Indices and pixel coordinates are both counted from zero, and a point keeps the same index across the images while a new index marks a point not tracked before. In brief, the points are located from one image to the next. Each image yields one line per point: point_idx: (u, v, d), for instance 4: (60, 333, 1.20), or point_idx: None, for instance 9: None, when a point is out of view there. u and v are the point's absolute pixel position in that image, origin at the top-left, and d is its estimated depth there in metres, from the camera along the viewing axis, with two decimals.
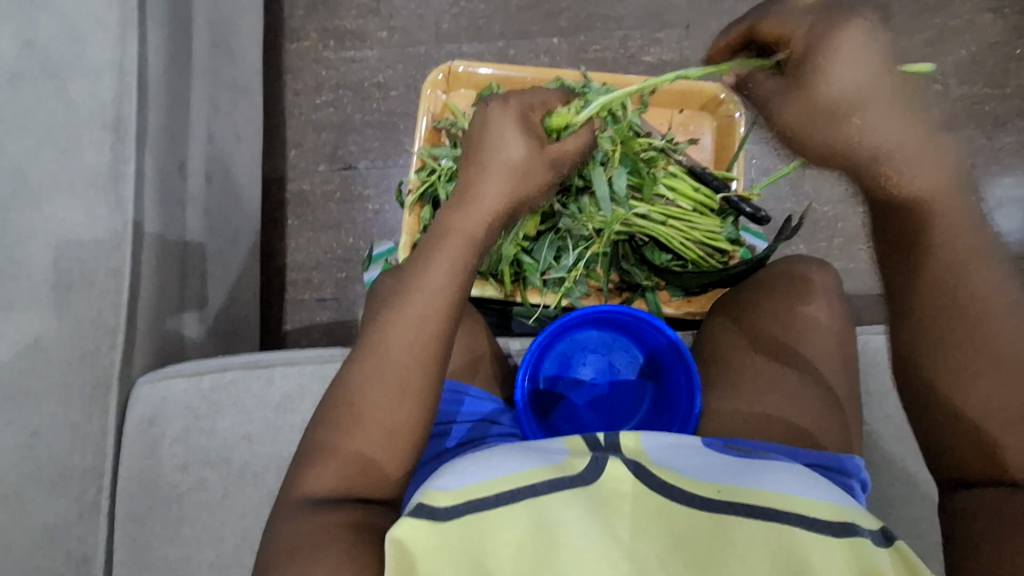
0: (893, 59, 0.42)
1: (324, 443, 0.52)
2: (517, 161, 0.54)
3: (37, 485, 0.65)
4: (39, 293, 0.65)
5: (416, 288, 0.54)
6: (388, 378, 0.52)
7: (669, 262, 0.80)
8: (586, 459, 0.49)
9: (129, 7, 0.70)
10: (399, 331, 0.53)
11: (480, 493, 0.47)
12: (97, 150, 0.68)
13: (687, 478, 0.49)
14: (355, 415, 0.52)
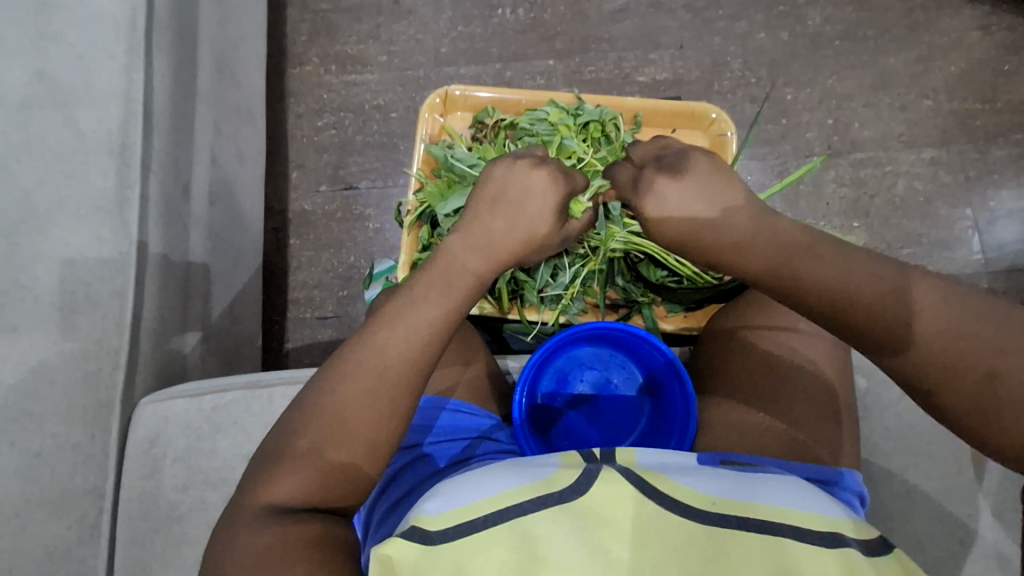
0: (697, 188, 0.53)
1: (295, 459, 0.51)
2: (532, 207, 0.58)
3: (38, 507, 0.65)
4: (43, 315, 0.66)
5: (420, 317, 0.54)
6: (380, 406, 0.52)
7: (664, 279, 0.79)
8: (572, 475, 0.49)
9: (137, 37, 0.73)
10: (398, 357, 0.53)
11: (469, 515, 0.47)
12: (103, 175, 0.70)
13: (682, 489, 0.49)
14: (333, 435, 0.51)
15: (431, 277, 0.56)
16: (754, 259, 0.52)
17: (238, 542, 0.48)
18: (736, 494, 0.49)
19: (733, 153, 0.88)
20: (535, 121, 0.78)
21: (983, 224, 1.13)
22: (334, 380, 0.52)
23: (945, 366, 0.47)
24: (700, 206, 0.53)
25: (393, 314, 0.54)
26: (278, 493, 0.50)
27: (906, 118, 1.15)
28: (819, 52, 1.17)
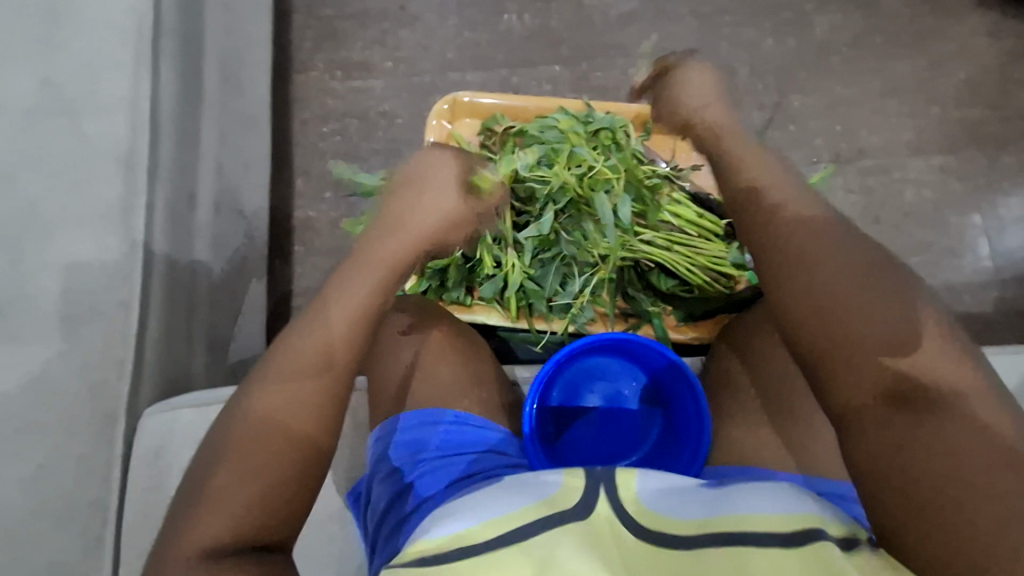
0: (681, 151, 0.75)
1: (258, 425, 0.52)
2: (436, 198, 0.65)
3: (42, 520, 0.64)
4: (49, 325, 0.66)
5: (367, 286, 0.59)
6: (334, 369, 0.56)
7: (674, 288, 0.81)
8: (578, 493, 0.47)
9: (143, 45, 0.72)
10: (347, 325, 0.57)
11: (468, 539, 0.45)
12: (109, 184, 0.69)
13: (669, 513, 0.47)
14: (292, 401, 0.54)
15: (374, 248, 0.61)
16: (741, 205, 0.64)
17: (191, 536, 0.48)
18: (724, 510, 0.47)
19: None
20: (544, 129, 0.77)
21: (993, 231, 1.12)
22: (292, 350, 0.56)
23: (868, 365, 0.51)
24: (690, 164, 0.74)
25: (344, 285, 0.59)
26: (243, 463, 0.51)
27: (914, 125, 1.14)
28: (826, 58, 1.16)
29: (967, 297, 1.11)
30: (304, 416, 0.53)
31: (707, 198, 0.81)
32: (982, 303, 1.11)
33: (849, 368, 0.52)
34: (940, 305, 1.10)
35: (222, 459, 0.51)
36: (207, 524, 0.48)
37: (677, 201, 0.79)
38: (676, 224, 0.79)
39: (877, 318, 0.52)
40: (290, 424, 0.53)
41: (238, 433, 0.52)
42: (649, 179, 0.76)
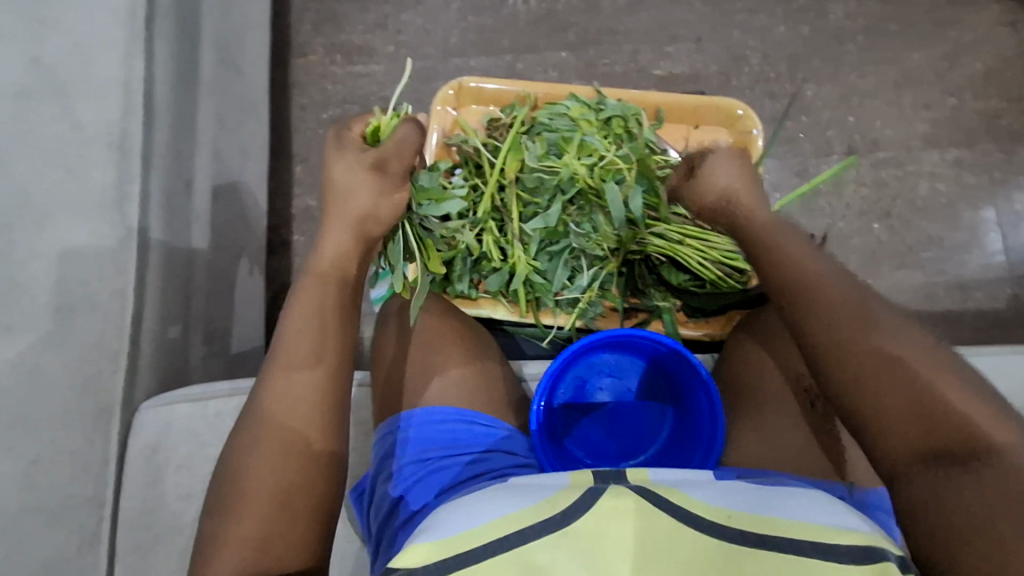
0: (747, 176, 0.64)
1: (246, 454, 0.55)
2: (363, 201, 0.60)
3: (36, 517, 0.62)
4: (42, 316, 0.63)
5: (323, 295, 0.59)
6: (302, 379, 0.56)
7: (686, 283, 0.78)
8: (577, 496, 0.46)
9: (137, 25, 0.69)
10: (313, 337, 0.58)
11: (462, 544, 0.44)
12: (102, 169, 0.67)
13: (697, 502, 0.46)
14: (274, 422, 0.55)
15: (320, 257, 0.61)
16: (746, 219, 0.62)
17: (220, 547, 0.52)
18: (761, 511, 0.47)
19: (756, 153, 0.85)
20: (554, 116, 0.74)
21: (1007, 226, 1.10)
22: (263, 374, 0.57)
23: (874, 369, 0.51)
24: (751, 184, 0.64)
25: (299, 300, 0.59)
26: (241, 494, 0.53)
27: (929, 117, 1.12)
28: (841, 47, 1.13)
29: (980, 294, 1.09)
30: (289, 431, 0.55)
31: None
32: (995, 299, 1.09)
33: (888, 409, 0.50)
34: (952, 302, 1.08)
35: (222, 500, 0.54)
36: (220, 559, 0.51)
37: None
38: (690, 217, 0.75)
39: (882, 341, 0.52)
40: (278, 439, 0.55)
41: (231, 465, 0.55)
42: (662, 169, 0.74)
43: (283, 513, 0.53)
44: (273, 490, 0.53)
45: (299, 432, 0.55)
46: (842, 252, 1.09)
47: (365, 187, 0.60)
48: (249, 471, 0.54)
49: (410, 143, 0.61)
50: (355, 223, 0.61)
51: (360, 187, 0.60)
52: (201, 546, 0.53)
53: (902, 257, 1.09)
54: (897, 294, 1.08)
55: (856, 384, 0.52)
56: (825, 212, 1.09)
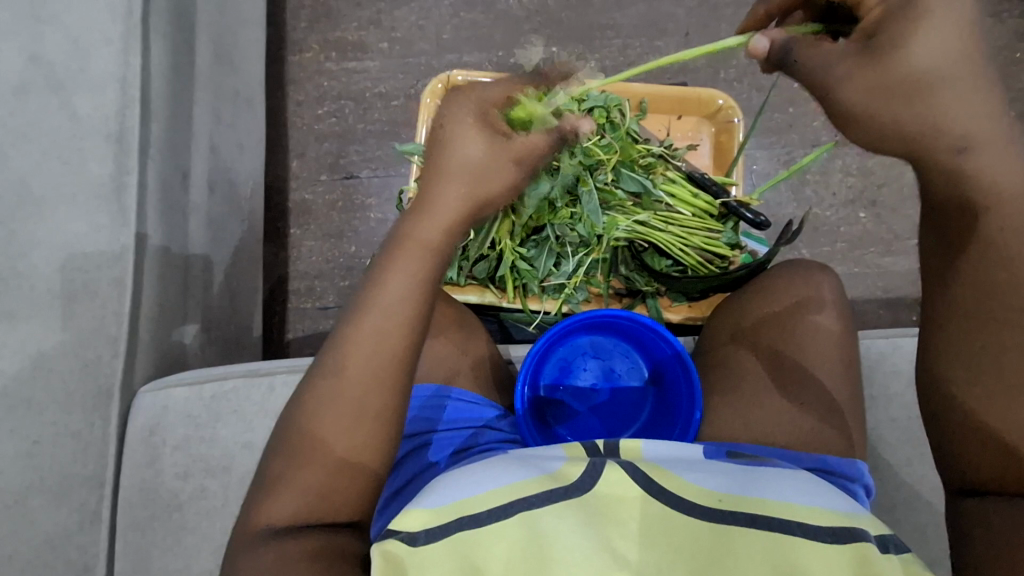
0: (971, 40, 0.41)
1: (322, 404, 0.52)
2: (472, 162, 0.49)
3: (39, 495, 0.65)
4: (43, 301, 0.66)
5: (418, 266, 0.51)
6: (384, 348, 0.51)
7: (668, 268, 0.80)
8: (581, 470, 0.48)
9: (133, 21, 0.71)
10: (404, 308, 0.51)
11: (465, 509, 0.46)
12: (100, 161, 0.69)
13: (688, 484, 0.48)
14: (351, 384, 0.51)
15: (420, 223, 0.51)
16: (967, 120, 0.42)
17: (278, 494, 0.51)
18: (747, 493, 0.48)
19: (738, 142, 0.86)
20: None
21: None
22: (343, 326, 0.53)
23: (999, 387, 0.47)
24: (974, 95, 0.41)
25: (394, 263, 0.51)
26: (312, 443, 0.51)
27: None
28: None
29: None
30: (365, 395, 0.51)
31: (703, 176, 0.80)
32: None
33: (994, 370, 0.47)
34: None
35: (290, 444, 0.52)
36: (281, 502, 0.50)
37: (673, 180, 0.79)
38: (672, 203, 0.78)
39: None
40: (354, 399, 0.51)
41: (305, 413, 0.52)
42: (644, 158, 0.76)
43: (348, 472, 0.51)
44: (343, 451, 0.51)
45: (368, 404, 0.51)
46: (829, 241, 1.10)
47: (501, 178, 0.50)
48: (322, 423, 0.51)
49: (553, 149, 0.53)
50: (464, 189, 0.50)
51: (495, 175, 0.50)
52: (259, 485, 0.53)
53: (888, 245, 1.11)
54: (882, 281, 1.10)
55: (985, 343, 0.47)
56: (812, 200, 1.11)
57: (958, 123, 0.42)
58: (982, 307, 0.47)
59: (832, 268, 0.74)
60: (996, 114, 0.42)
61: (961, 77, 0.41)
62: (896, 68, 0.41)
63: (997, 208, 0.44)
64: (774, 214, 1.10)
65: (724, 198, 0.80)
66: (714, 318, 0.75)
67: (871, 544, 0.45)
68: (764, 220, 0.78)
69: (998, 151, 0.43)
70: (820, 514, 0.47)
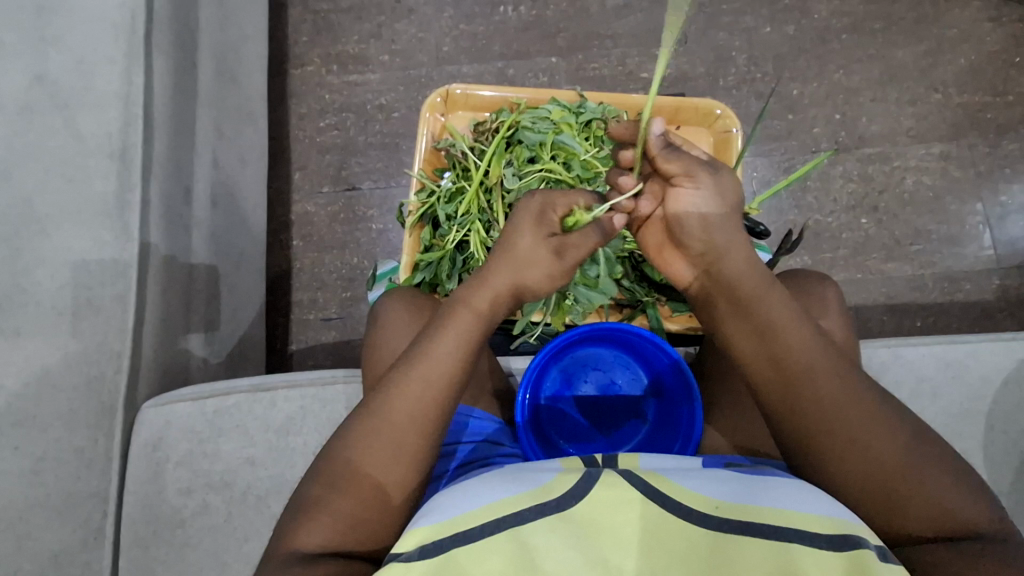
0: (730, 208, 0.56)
1: (365, 440, 0.53)
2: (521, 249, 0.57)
3: (43, 511, 0.65)
4: (47, 318, 0.66)
5: (467, 327, 0.56)
6: (429, 396, 0.54)
7: (669, 278, 0.79)
8: (573, 481, 0.48)
9: (135, 41, 0.72)
10: (451, 361, 0.55)
11: (461, 524, 0.46)
12: (104, 178, 0.70)
13: (683, 491, 0.48)
14: (396, 424, 0.53)
15: (477, 292, 0.57)
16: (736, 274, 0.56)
17: (308, 522, 0.51)
18: (741, 500, 0.48)
19: (737, 151, 0.87)
20: (536, 120, 0.75)
21: (994, 219, 1.11)
22: (394, 374, 0.55)
23: (867, 466, 0.51)
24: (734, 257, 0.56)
25: (446, 325, 0.56)
26: (351, 476, 0.52)
27: (914, 112, 1.13)
28: (826, 46, 1.15)
29: (968, 286, 1.10)
30: (406, 436, 0.53)
31: None
32: (983, 291, 1.10)
33: (856, 446, 0.52)
34: (941, 295, 1.09)
35: (324, 470, 0.53)
36: (311, 531, 0.50)
37: None
38: None
39: (869, 449, 0.51)
40: (395, 441, 0.53)
41: (345, 443, 0.54)
42: None
43: (380, 501, 0.52)
44: (382, 484, 0.52)
45: (410, 448, 0.53)
46: (831, 247, 1.10)
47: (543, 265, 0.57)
48: (363, 457, 0.53)
49: (591, 240, 0.58)
50: (513, 266, 0.57)
51: (539, 259, 0.57)
52: (289, 512, 0.53)
53: (890, 251, 1.10)
54: (885, 287, 1.10)
55: (836, 435, 0.52)
56: (813, 207, 1.11)
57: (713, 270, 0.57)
58: (814, 414, 0.53)
59: (831, 278, 0.74)
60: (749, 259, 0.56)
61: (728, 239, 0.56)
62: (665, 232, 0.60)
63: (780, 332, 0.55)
64: (774, 221, 1.10)
65: None
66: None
67: (867, 550, 0.43)
68: (763, 229, 0.77)
69: (776, 299, 0.56)
70: (818, 520, 0.46)
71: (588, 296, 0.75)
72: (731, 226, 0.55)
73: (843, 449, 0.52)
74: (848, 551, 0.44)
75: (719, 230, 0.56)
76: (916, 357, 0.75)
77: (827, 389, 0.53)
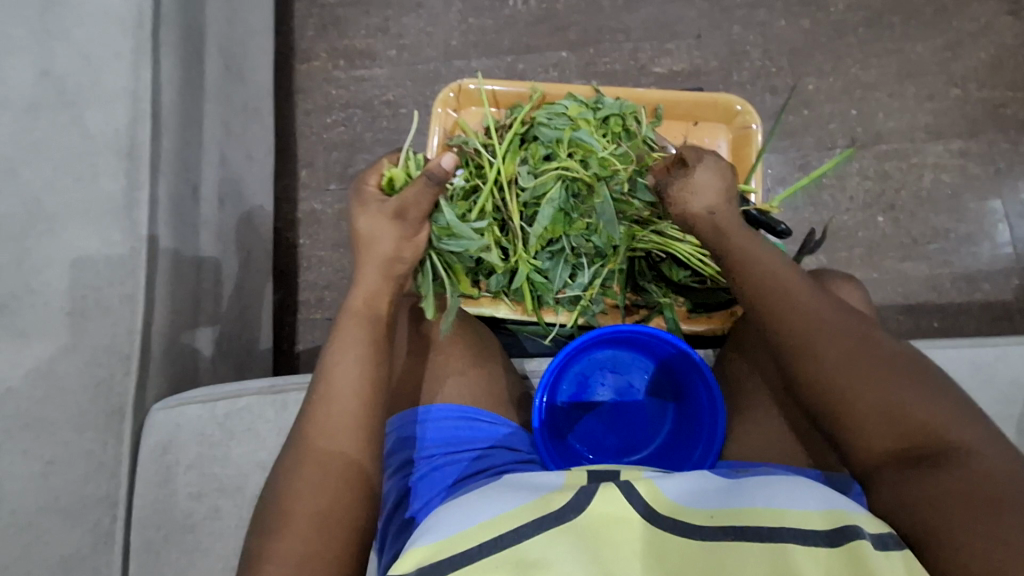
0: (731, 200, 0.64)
1: (294, 471, 0.55)
2: (387, 251, 0.61)
3: (52, 516, 0.64)
4: (55, 319, 0.65)
5: (357, 331, 0.60)
6: (340, 406, 0.57)
7: (687, 279, 0.77)
8: (565, 497, 0.46)
9: (143, 35, 0.71)
10: (350, 368, 0.58)
11: (457, 546, 0.44)
12: (111, 176, 0.68)
13: (682, 505, 0.47)
14: (317, 443, 0.55)
15: (354, 295, 0.62)
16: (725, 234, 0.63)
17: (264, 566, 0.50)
18: (735, 503, 0.48)
19: (757, 148, 0.85)
20: (552, 116, 0.72)
21: (1014, 217, 1.09)
22: (307, 399, 0.59)
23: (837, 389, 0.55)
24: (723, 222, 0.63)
25: (339, 337, 0.60)
26: (285, 514, 0.53)
27: (933, 108, 1.11)
28: (842, 40, 1.12)
29: (987, 285, 1.08)
30: (330, 456, 0.55)
31: None
32: (1002, 291, 1.08)
33: (826, 368, 0.55)
34: (959, 294, 1.08)
35: (269, 512, 0.54)
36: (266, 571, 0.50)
37: None
38: None
39: (835, 373, 0.55)
40: (320, 457, 0.55)
41: (281, 477, 0.55)
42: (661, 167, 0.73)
43: (327, 527, 0.52)
44: (317, 512, 0.52)
45: (336, 463, 0.55)
46: (847, 246, 1.08)
47: (388, 232, 0.60)
48: (298, 487, 0.54)
49: (428, 197, 0.60)
50: (382, 263, 0.62)
51: (383, 232, 0.61)
52: (248, 559, 0.52)
53: (907, 249, 1.08)
54: (902, 287, 1.08)
55: (835, 382, 0.55)
56: (830, 205, 1.09)
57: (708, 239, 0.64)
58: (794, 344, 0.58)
59: (855, 277, 0.73)
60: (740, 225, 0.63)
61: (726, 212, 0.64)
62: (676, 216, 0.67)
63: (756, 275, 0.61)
64: (790, 219, 1.08)
65: (744, 206, 0.76)
66: (738, 323, 0.72)
67: (864, 540, 0.44)
68: (784, 228, 0.75)
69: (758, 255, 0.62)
70: (813, 516, 0.46)
71: (460, 245, 0.64)
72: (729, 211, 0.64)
73: (822, 370, 0.56)
74: (845, 544, 0.44)
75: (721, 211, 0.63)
76: (941, 359, 0.74)
77: (808, 325, 0.58)
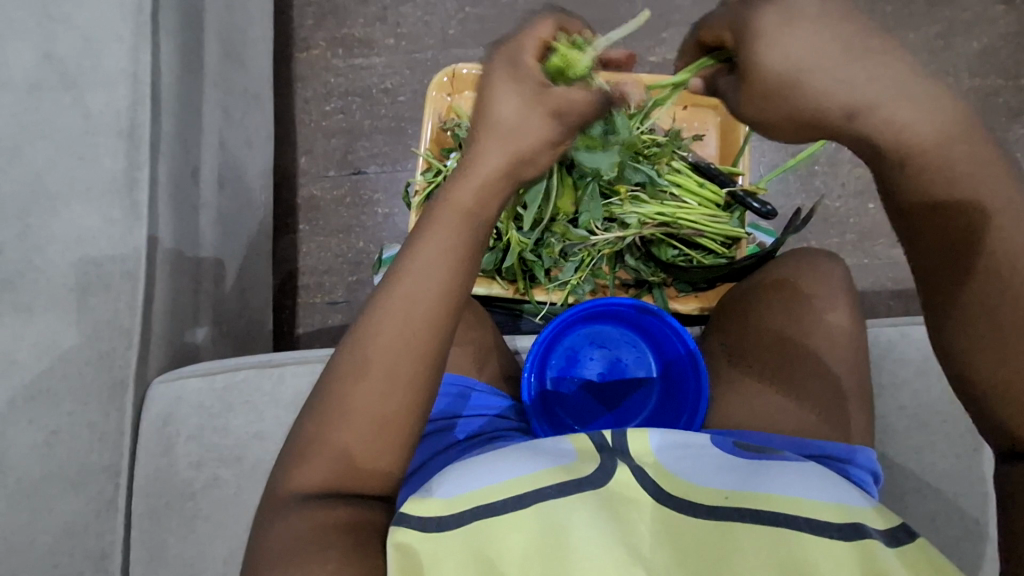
0: (845, 39, 0.43)
1: (353, 381, 0.48)
2: (513, 137, 0.46)
3: (58, 482, 0.67)
4: (60, 293, 0.67)
5: (454, 230, 0.49)
6: (422, 316, 0.48)
7: (674, 258, 0.81)
8: (592, 465, 0.49)
9: (143, 19, 0.72)
10: (439, 276, 0.48)
11: (479, 499, 0.46)
12: (112, 157, 0.70)
13: (693, 481, 0.48)
14: (379, 352, 0.48)
15: (462, 181, 0.48)
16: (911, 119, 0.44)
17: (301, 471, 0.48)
18: (748, 486, 0.48)
19: (745, 131, 0.87)
20: None
21: None
22: (381, 291, 0.49)
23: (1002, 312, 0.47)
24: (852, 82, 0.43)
25: (431, 224, 0.49)
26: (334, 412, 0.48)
27: None
28: None
29: None
30: (395, 373, 0.48)
31: (708, 165, 0.80)
32: None
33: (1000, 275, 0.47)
34: None
35: (314, 419, 0.49)
36: (303, 475, 0.48)
37: (678, 170, 0.78)
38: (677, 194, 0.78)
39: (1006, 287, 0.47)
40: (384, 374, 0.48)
41: (335, 380, 0.49)
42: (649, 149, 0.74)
43: (376, 446, 0.48)
44: (372, 428, 0.48)
45: (400, 390, 0.48)
46: (839, 231, 1.10)
47: (539, 128, 0.46)
48: (354, 400, 0.48)
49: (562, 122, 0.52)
50: (507, 153, 0.46)
51: (533, 124, 0.46)
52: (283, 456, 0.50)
53: None
54: (893, 272, 1.09)
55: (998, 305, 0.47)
56: (822, 191, 1.11)
57: (867, 129, 0.45)
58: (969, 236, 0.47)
59: (840, 257, 0.75)
60: (885, 77, 0.43)
61: (867, 85, 0.43)
62: (763, 77, 0.45)
63: (914, 157, 0.45)
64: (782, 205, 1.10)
65: (730, 188, 0.79)
66: (739, 309, 0.75)
67: (875, 540, 0.44)
68: (771, 209, 0.78)
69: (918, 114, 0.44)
70: (824, 508, 0.47)
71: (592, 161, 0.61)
72: (887, 75, 0.43)
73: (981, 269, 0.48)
74: (858, 539, 0.44)
75: (862, 82, 0.43)
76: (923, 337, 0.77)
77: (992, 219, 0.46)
